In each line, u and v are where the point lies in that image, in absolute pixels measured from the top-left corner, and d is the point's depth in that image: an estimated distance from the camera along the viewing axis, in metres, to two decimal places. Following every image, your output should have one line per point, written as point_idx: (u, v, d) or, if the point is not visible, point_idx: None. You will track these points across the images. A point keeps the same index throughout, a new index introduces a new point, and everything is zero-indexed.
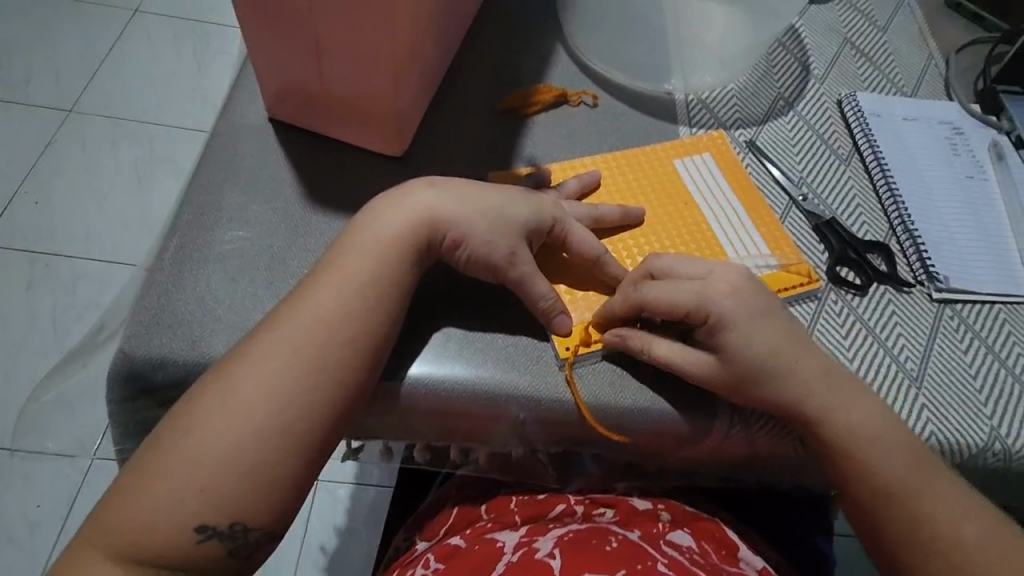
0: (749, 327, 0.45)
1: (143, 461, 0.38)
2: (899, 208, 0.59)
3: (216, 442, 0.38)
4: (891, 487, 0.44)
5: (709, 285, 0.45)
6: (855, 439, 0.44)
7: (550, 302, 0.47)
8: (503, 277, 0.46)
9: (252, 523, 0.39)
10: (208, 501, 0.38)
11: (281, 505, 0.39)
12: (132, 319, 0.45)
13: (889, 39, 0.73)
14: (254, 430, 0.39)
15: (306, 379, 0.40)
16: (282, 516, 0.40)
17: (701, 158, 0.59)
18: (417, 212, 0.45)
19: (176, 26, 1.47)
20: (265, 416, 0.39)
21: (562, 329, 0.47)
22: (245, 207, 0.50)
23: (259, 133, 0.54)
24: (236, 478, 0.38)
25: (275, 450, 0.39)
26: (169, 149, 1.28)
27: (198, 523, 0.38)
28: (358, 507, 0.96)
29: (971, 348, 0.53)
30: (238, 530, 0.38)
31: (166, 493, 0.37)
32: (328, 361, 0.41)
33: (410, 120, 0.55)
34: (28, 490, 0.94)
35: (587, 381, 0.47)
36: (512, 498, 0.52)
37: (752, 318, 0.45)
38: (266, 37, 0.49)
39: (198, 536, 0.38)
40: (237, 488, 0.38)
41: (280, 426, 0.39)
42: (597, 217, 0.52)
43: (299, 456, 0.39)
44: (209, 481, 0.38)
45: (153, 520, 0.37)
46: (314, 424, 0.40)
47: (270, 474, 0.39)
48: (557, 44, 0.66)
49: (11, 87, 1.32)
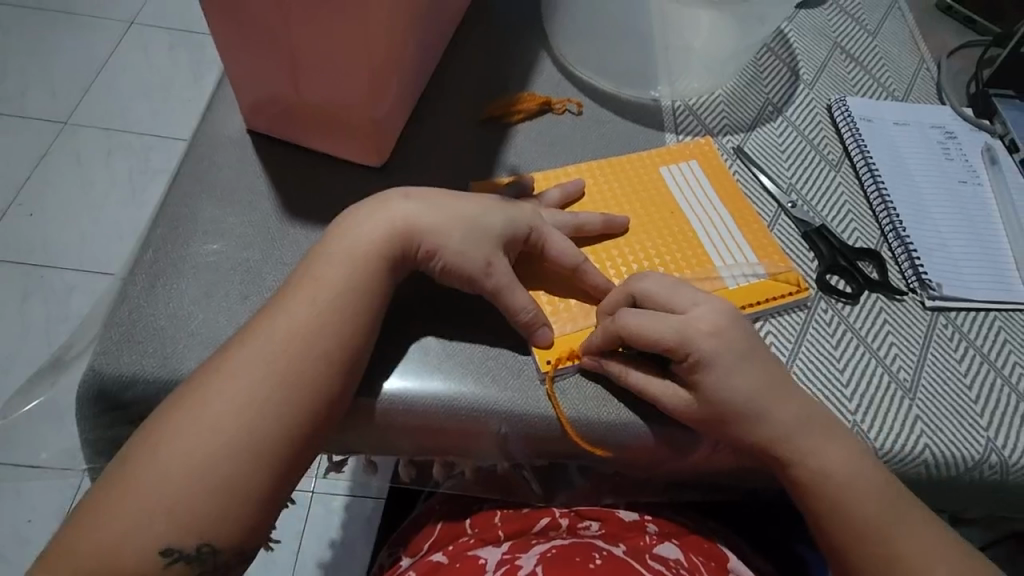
0: (724, 368, 0.43)
1: (109, 480, 0.37)
2: (890, 214, 0.58)
3: (185, 458, 0.37)
4: (874, 503, 0.42)
5: (690, 323, 0.43)
6: (837, 452, 0.43)
7: (530, 314, 0.45)
8: (478, 286, 0.45)
9: (221, 543, 0.37)
10: (175, 521, 0.36)
11: (251, 524, 0.38)
12: (103, 336, 0.44)
13: (879, 43, 0.72)
14: (223, 446, 0.37)
15: (278, 392, 0.39)
16: (253, 536, 0.38)
17: (687, 166, 0.58)
18: (393, 222, 0.44)
19: (171, 36, 1.47)
20: (235, 430, 0.38)
21: (542, 343, 0.46)
22: (221, 219, 0.49)
23: (237, 145, 0.54)
24: (204, 496, 0.37)
25: (245, 464, 0.38)
26: (163, 160, 1.28)
27: (164, 544, 0.36)
28: (351, 521, 0.95)
29: (966, 357, 0.51)
30: (206, 552, 0.37)
31: (131, 516, 0.36)
32: (300, 374, 0.40)
33: (390, 129, 0.54)
34: (17, 506, 0.93)
35: (565, 395, 0.45)
36: (496, 513, 0.51)
37: (730, 361, 0.43)
38: (241, 48, 0.49)
39: (164, 560, 0.36)
40: (203, 505, 0.37)
41: (250, 440, 0.38)
42: (577, 225, 0.51)
43: (270, 473, 0.38)
44: (176, 501, 0.36)
45: (118, 543, 0.36)
46: (285, 439, 0.39)
47: (239, 494, 0.37)
48: (542, 52, 0.65)
49: (4, 99, 1.32)
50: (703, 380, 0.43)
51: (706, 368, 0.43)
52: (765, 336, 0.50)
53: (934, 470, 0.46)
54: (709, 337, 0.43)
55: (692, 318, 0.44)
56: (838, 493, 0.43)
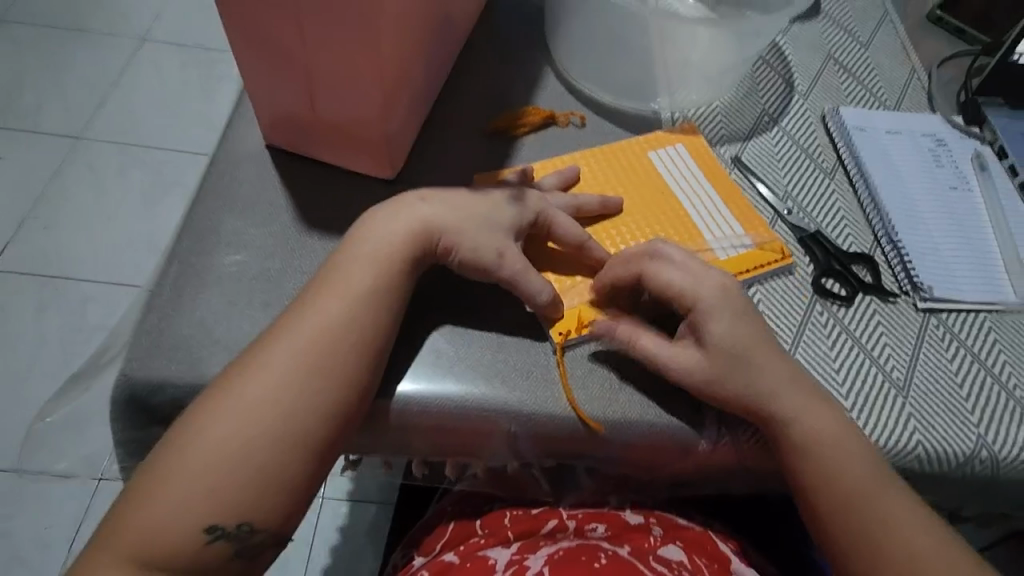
0: (726, 319, 0.46)
1: (152, 467, 0.39)
2: (883, 220, 0.60)
3: (224, 445, 0.39)
4: (874, 492, 0.44)
5: (702, 279, 0.47)
6: (841, 439, 0.45)
7: (548, 298, 0.48)
8: (495, 275, 0.48)
9: (259, 524, 0.39)
10: (219, 502, 0.38)
11: (286, 508, 0.40)
12: (132, 343, 0.46)
13: (871, 54, 0.75)
14: (260, 432, 0.40)
15: (309, 386, 0.41)
16: (287, 519, 0.40)
17: (674, 149, 0.62)
18: (411, 226, 0.47)
19: (182, 53, 1.51)
20: (272, 418, 0.40)
21: (555, 315, 0.49)
22: (242, 231, 0.52)
23: (256, 160, 0.56)
24: (248, 477, 0.39)
25: (282, 450, 0.40)
26: (176, 173, 1.31)
27: (208, 524, 0.38)
28: (361, 525, 0.97)
29: (957, 357, 0.53)
30: (245, 531, 0.39)
31: (177, 496, 0.38)
32: (331, 370, 0.42)
33: (401, 144, 0.56)
34: (37, 511, 0.96)
35: (574, 369, 0.49)
36: (506, 513, 0.53)
37: (734, 314, 0.47)
38: (261, 69, 0.51)
39: (208, 537, 0.38)
40: (245, 486, 0.39)
41: (287, 429, 0.40)
42: (577, 206, 0.54)
43: (304, 461, 0.40)
44: (218, 483, 0.38)
45: (166, 525, 0.37)
46: (317, 431, 0.41)
47: (275, 479, 0.39)
48: (546, 67, 0.68)
49: (20, 114, 1.36)
50: (706, 331, 0.46)
51: (708, 318, 0.46)
52: (755, 300, 0.54)
53: (926, 464, 0.48)
54: (717, 292, 0.47)
55: (704, 276, 0.48)
56: (843, 481, 0.44)
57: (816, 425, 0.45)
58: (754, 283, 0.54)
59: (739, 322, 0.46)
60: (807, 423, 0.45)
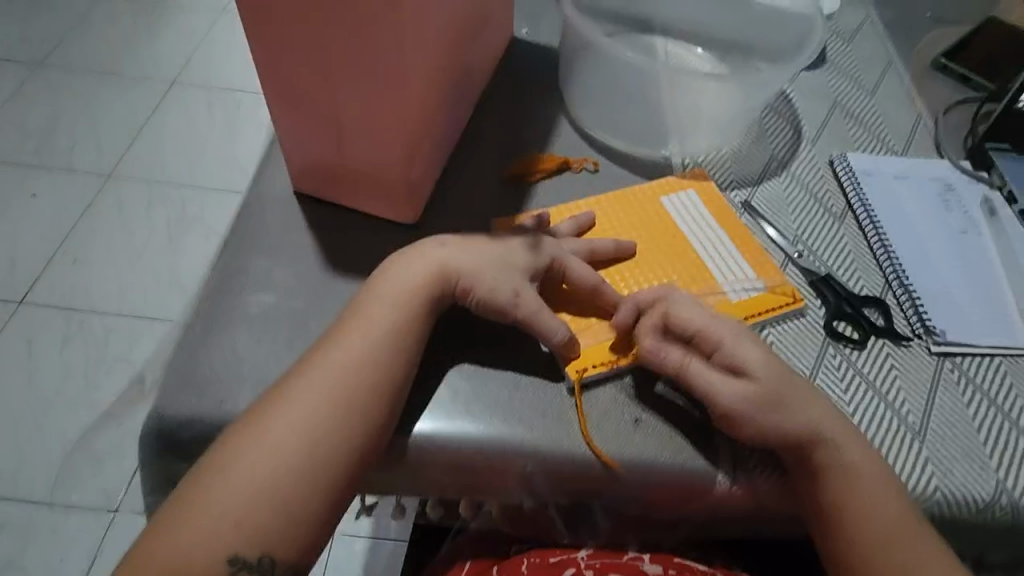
0: (754, 355, 0.48)
1: (182, 497, 0.40)
2: (893, 264, 0.61)
3: (252, 479, 0.40)
4: (886, 541, 0.44)
5: (720, 319, 0.50)
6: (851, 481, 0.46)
7: (560, 337, 0.49)
8: (512, 317, 0.49)
9: (281, 558, 0.40)
10: (245, 535, 0.39)
11: (308, 544, 0.41)
12: (163, 379, 0.48)
13: (878, 102, 0.77)
14: (285, 470, 0.41)
15: (333, 423, 0.42)
16: (307, 554, 0.41)
17: (685, 193, 0.64)
18: (430, 268, 0.49)
19: (211, 96, 1.58)
20: (295, 457, 0.41)
21: (571, 354, 0.50)
22: (270, 272, 0.54)
23: (285, 204, 0.59)
24: (273, 512, 0.40)
25: (306, 490, 0.41)
26: (200, 211, 1.36)
27: (231, 554, 0.39)
28: (373, 563, 0.96)
29: (973, 401, 0.53)
30: (265, 564, 0.40)
31: (207, 526, 0.39)
32: (355, 409, 0.43)
33: (421, 188, 0.59)
34: (50, 545, 0.96)
35: (593, 405, 0.50)
36: (523, 562, 0.51)
37: (757, 349, 0.48)
38: (291, 121, 0.55)
39: (230, 568, 0.39)
40: (270, 521, 0.40)
41: (309, 468, 0.41)
42: (591, 250, 0.56)
43: (325, 499, 0.41)
44: (245, 516, 0.39)
45: (191, 555, 0.38)
46: (341, 471, 0.42)
47: (297, 515, 0.40)
48: (561, 115, 0.70)
49: (56, 154, 1.42)
50: (739, 365, 0.47)
51: (740, 354, 0.48)
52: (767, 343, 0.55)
53: (946, 511, 0.48)
54: (736, 328, 0.49)
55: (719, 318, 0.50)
56: (851, 525, 0.45)
57: (850, 451, 0.46)
58: (767, 326, 0.55)
59: (767, 358, 0.48)
60: (846, 452, 0.46)
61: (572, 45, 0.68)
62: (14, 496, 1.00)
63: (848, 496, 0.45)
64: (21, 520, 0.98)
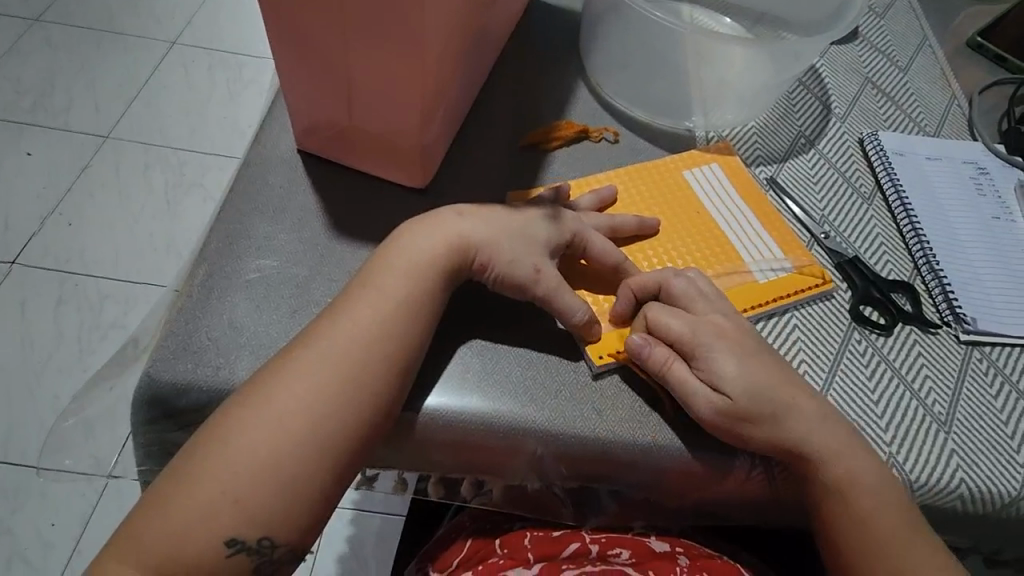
0: (735, 359, 0.45)
1: (178, 472, 0.38)
2: (923, 248, 0.58)
3: (252, 454, 0.38)
4: (905, 529, 0.43)
5: (702, 322, 0.47)
6: (861, 485, 0.43)
7: (581, 316, 0.47)
8: (529, 292, 0.47)
9: (281, 538, 0.38)
10: (243, 514, 0.37)
11: (310, 520, 0.39)
12: (158, 344, 0.45)
13: (910, 79, 0.73)
14: (289, 447, 0.38)
15: (341, 398, 0.40)
16: (309, 533, 0.39)
17: (710, 169, 0.61)
18: (448, 237, 0.46)
19: (211, 57, 1.53)
20: (300, 432, 0.39)
21: (591, 337, 0.48)
22: (272, 236, 0.52)
23: (290, 164, 0.56)
24: (276, 489, 0.38)
25: (308, 467, 0.39)
26: (199, 175, 1.33)
27: (229, 536, 0.37)
28: (364, 537, 0.95)
29: (1001, 393, 0.52)
30: (266, 546, 0.38)
31: (204, 501, 0.37)
32: (365, 382, 0.41)
33: (433, 155, 0.56)
34: (42, 510, 0.95)
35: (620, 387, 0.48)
36: (526, 534, 0.50)
37: (739, 356, 0.45)
38: (298, 75, 0.51)
39: (227, 550, 0.37)
40: (272, 498, 0.38)
41: (313, 444, 0.39)
42: (613, 225, 0.53)
43: (328, 477, 0.39)
44: (245, 494, 0.37)
45: (183, 533, 0.36)
46: (347, 448, 0.40)
47: (300, 495, 0.38)
48: (580, 82, 0.67)
49: (51, 112, 1.38)
50: (717, 373, 0.45)
51: (712, 359, 0.45)
52: (790, 326, 0.52)
53: (970, 504, 0.46)
54: (714, 335, 0.46)
55: (702, 320, 0.47)
56: (863, 521, 0.43)
57: (847, 459, 0.44)
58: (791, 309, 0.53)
59: (753, 365, 0.45)
60: (856, 455, 0.44)
61: (595, 8, 0.64)
62: (5, 460, 0.98)
63: (837, 502, 0.44)
64: (13, 485, 0.96)
